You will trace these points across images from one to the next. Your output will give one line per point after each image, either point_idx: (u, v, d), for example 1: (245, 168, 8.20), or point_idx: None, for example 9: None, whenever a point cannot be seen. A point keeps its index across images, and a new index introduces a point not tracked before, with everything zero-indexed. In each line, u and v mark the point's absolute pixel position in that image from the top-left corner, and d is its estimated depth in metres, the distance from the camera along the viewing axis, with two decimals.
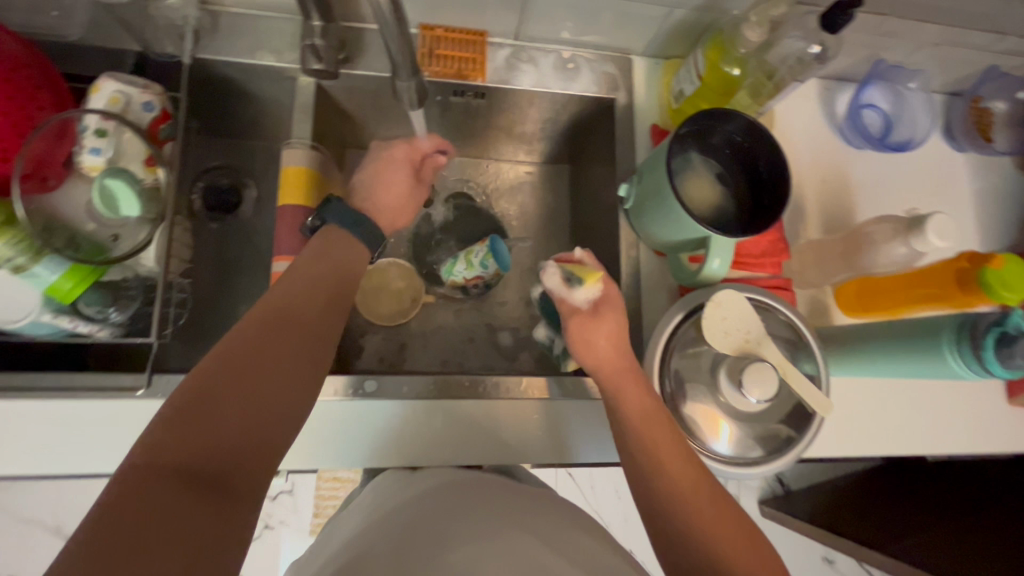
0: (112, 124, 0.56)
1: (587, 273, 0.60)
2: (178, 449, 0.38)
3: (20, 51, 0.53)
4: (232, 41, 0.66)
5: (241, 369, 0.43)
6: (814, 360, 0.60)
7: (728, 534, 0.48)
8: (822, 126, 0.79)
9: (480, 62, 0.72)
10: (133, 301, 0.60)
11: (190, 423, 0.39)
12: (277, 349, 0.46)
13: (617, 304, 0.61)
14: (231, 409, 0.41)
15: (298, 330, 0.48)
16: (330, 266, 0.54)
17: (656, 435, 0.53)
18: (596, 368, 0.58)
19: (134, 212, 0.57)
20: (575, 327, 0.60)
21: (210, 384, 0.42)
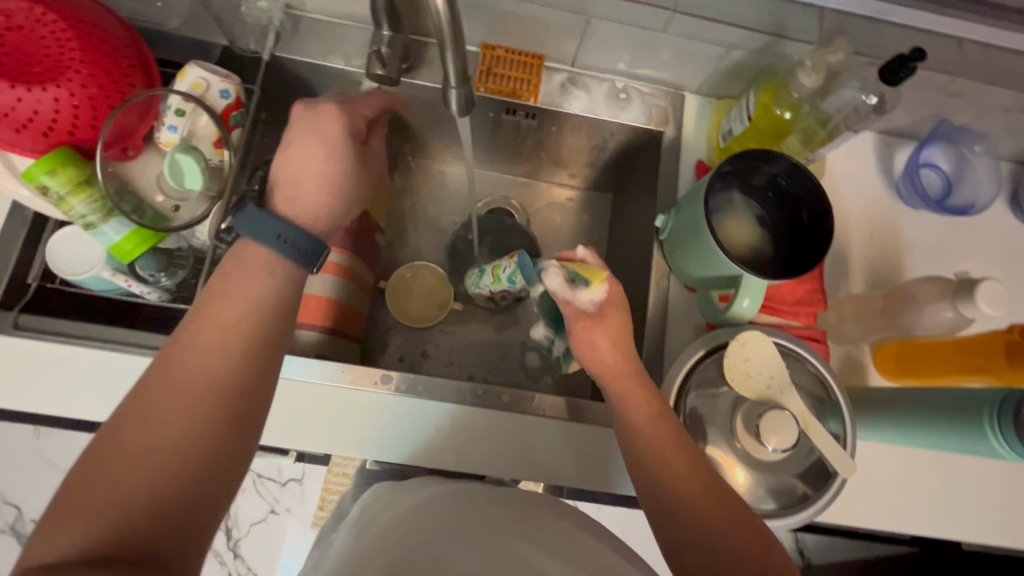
0: (191, 106, 0.60)
1: (593, 273, 0.58)
2: (87, 530, 0.36)
3: (124, 36, 0.59)
4: (310, 44, 0.71)
5: (145, 438, 0.40)
6: (840, 420, 0.58)
7: (747, 553, 0.46)
8: (876, 180, 0.77)
9: (535, 84, 0.74)
10: (183, 268, 0.65)
11: (90, 504, 0.37)
12: (184, 406, 0.42)
13: (620, 306, 0.60)
14: (135, 477, 0.39)
15: (208, 376, 0.44)
16: (245, 298, 0.49)
17: (662, 450, 0.52)
18: (599, 372, 0.58)
19: (197, 187, 0.61)
20: (580, 330, 0.59)
21: (113, 458, 0.39)
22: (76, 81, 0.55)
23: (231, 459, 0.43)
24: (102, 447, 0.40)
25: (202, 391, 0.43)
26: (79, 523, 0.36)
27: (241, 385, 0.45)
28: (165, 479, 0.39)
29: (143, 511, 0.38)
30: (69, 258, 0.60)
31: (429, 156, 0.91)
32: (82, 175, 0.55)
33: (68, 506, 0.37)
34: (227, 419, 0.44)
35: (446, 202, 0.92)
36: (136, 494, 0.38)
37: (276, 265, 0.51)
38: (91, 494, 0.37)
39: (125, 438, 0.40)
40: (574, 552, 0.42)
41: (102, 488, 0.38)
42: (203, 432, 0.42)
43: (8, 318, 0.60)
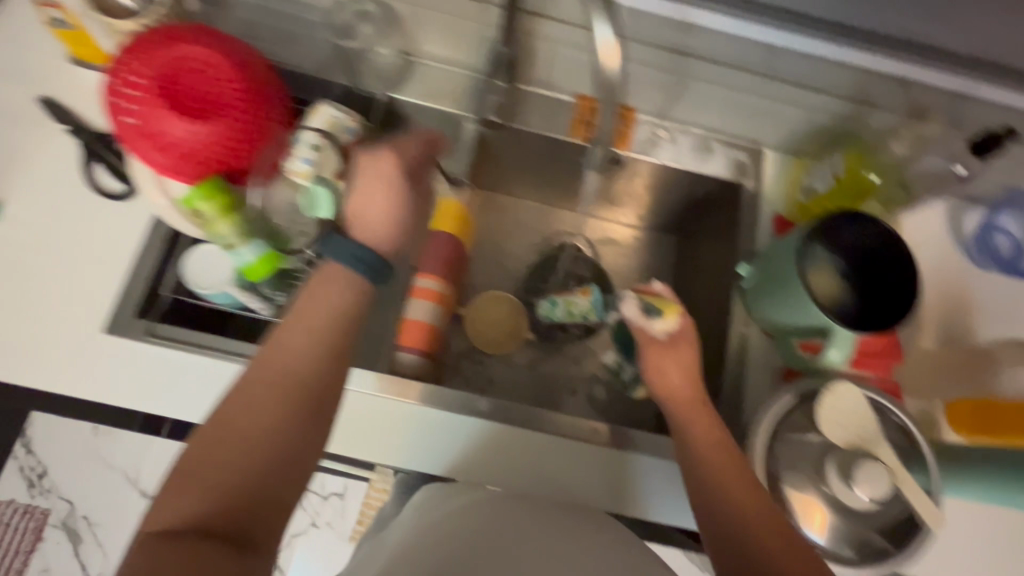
0: (325, 141, 0.66)
1: (667, 305, 0.65)
2: (189, 511, 0.42)
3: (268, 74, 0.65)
4: (421, 87, 0.77)
5: (238, 430, 0.46)
6: (926, 472, 0.60)
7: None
8: (948, 240, 0.79)
9: (625, 134, 0.79)
10: (297, 289, 0.70)
11: (194, 484, 0.43)
12: (271, 406, 0.48)
13: (692, 337, 0.64)
14: (227, 467, 0.45)
15: (302, 383, 0.49)
16: (327, 311, 0.53)
17: (728, 468, 0.55)
18: (668, 399, 0.62)
19: (328, 214, 0.66)
20: (652, 356, 0.63)
21: (211, 446, 0.45)
22: (228, 119, 0.61)
23: (304, 461, 0.48)
24: (207, 433, 0.46)
25: (296, 388, 0.49)
26: (185, 502, 0.43)
27: (325, 390, 0.50)
28: (264, 466, 0.46)
29: (235, 500, 0.44)
30: (203, 273, 0.66)
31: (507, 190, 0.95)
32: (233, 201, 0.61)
33: (183, 482, 0.44)
34: (309, 417, 0.49)
35: (520, 235, 0.96)
36: (236, 477, 0.44)
37: (350, 275, 0.55)
38: (202, 474, 0.44)
39: (222, 429, 0.46)
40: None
41: (212, 468, 0.44)
42: (293, 424, 0.48)
43: (142, 325, 0.65)
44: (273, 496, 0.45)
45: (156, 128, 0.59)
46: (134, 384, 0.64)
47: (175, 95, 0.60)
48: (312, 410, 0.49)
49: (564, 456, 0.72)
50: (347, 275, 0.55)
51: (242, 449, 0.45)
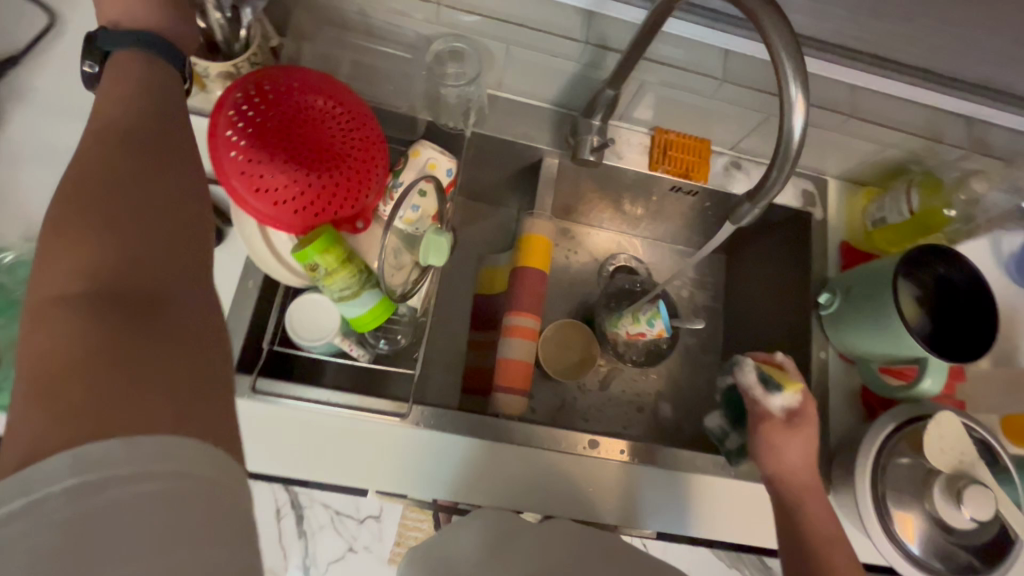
0: (431, 186, 0.66)
1: (787, 381, 0.68)
2: (85, 272, 0.35)
3: (364, 114, 0.61)
4: (504, 123, 0.77)
5: (96, 190, 0.38)
6: (1015, 487, 0.65)
7: None
8: (994, 264, 0.85)
9: (701, 166, 0.81)
10: (401, 335, 0.69)
11: (56, 244, 0.36)
12: (121, 162, 0.40)
13: (810, 417, 0.68)
14: (94, 224, 0.37)
15: (133, 138, 0.42)
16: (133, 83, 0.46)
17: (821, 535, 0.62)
18: (778, 475, 0.66)
19: (440, 259, 0.64)
20: (768, 431, 0.67)
21: (64, 211, 0.37)
22: (343, 171, 0.58)
23: (194, 223, 0.42)
24: (62, 216, 0.37)
25: (136, 140, 0.42)
26: (64, 266, 0.35)
27: (152, 136, 0.43)
28: (155, 224, 0.39)
29: (101, 243, 0.36)
30: (304, 324, 0.63)
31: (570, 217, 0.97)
32: (344, 254, 0.58)
33: (49, 254, 0.36)
34: (182, 180, 0.42)
35: (581, 261, 0.98)
36: (119, 236, 0.37)
37: (154, 62, 0.49)
38: (72, 257, 0.35)
39: (80, 188, 0.38)
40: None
41: (82, 247, 0.36)
42: (158, 176, 0.41)
43: (246, 382, 0.63)
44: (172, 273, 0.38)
45: (264, 177, 0.55)
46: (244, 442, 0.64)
47: (287, 142, 0.56)
48: (182, 170, 0.43)
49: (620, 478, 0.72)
50: (153, 59, 0.49)
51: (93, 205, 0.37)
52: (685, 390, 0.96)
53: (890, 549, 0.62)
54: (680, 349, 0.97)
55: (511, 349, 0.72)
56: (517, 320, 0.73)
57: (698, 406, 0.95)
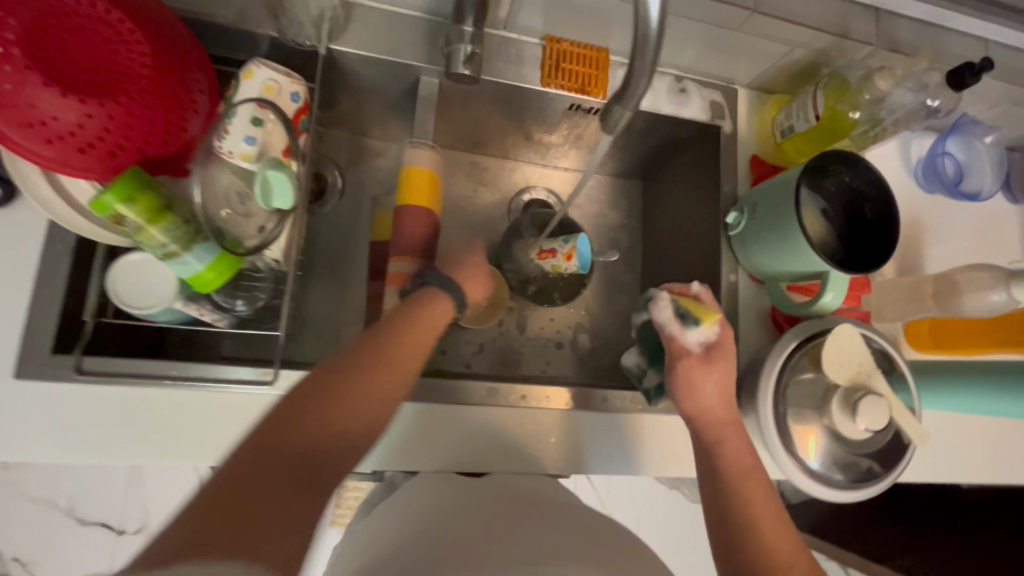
0: (267, 113, 0.55)
1: (704, 313, 0.63)
2: (277, 434, 0.44)
3: (165, 21, 0.50)
4: (370, 36, 0.66)
5: (356, 388, 0.50)
6: (908, 390, 0.65)
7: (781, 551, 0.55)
8: (904, 169, 0.83)
9: (599, 80, 0.73)
10: (259, 295, 0.60)
11: (301, 409, 0.47)
12: (375, 380, 0.51)
13: (727, 350, 0.64)
14: (339, 403, 0.48)
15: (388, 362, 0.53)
16: (424, 326, 0.58)
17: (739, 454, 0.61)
18: (697, 414, 0.62)
19: (285, 204, 0.54)
20: (685, 369, 0.63)
21: (327, 388, 0.49)
22: (137, 92, 0.46)
23: (375, 416, 0.51)
24: (314, 387, 0.49)
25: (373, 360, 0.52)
26: (282, 428, 0.45)
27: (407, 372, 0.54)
28: (363, 415, 0.49)
29: (312, 422, 0.46)
30: (132, 286, 0.54)
31: (474, 148, 0.88)
32: (161, 201, 0.48)
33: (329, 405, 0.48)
34: (405, 375, 0.54)
35: (485, 195, 0.90)
36: (337, 423, 0.47)
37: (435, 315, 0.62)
38: (301, 428, 0.45)
39: (331, 377, 0.50)
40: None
41: (315, 420, 0.46)
42: (393, 390, 0.52)
43: (69, 362, 0.53)
44: (328, 442, 0.46)
45: (35, 105, 0.43)
46: (63, 430, 0.53)
47: (55, 58, 0.43)
48: (400, 382, 0.53)
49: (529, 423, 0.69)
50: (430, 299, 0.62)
51: (355, 398, 0.49)
52: (606, 325, 0.92)
53: (788, 463, 0.62)
54: (599, 282, 0.93)
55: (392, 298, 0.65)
56: (395, 267, 0.66)
57: (618, 339, 0.92)
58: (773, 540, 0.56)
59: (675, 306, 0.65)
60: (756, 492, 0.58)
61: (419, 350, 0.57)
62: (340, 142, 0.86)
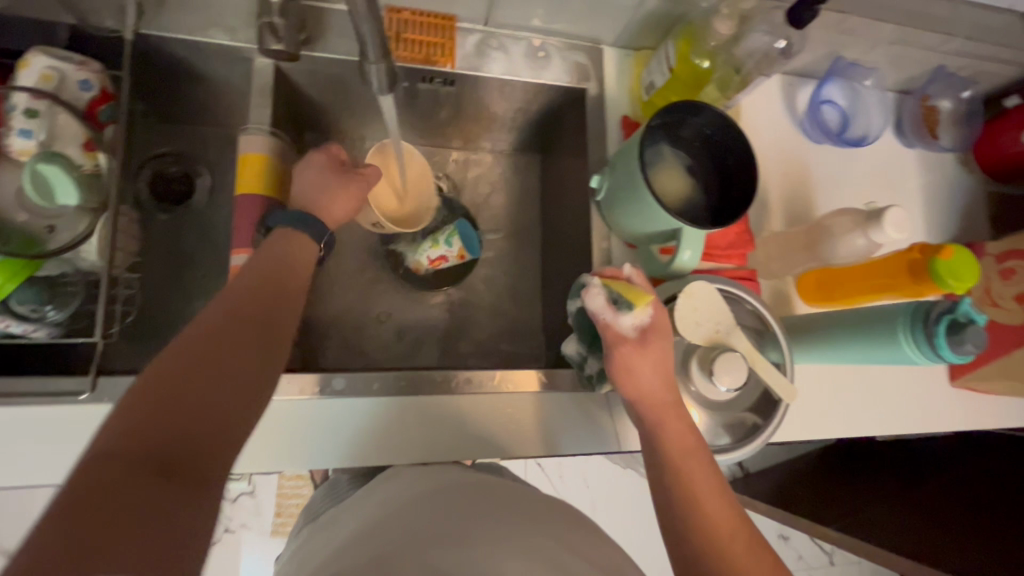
0: (44, 103, 0.52)
1: (635, 295, 0.55)
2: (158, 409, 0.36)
3: None
4: (182, 17, 0.62)
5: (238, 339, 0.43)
6: (779, 348, 0.63)
7: (717, 518, 0.48)
8: (785, 120, 0.81)
9: (447, 50, 0.70)
10: (73, 299, 0.56)
11: (178, 366, 0.39)
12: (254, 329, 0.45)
13: (666, 331, 0.56)
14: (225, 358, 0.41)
15: (261, 314, 0.46)
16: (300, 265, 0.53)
17: (669, 420, 0.53)
18: (637, 399, 0.55)
19: (72, 200, 0.52)
20: (619, 356, 0.55)
21: (198, 342, 0.41)
22: None
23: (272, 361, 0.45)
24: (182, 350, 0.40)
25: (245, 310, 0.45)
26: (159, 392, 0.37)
27: (284, 309, 0.48)
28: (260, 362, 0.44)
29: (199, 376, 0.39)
30: None
31: (348, 133, 0.83)
32: None
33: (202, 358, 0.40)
34: (287, 313, 0.49)
35: None
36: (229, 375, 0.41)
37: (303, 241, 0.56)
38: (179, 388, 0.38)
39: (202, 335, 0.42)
40: (548, 544, 0.44)
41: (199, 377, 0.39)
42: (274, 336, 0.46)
43: None
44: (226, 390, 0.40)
45: None
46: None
47: None
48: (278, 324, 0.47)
49: (402, 419, 0.65)
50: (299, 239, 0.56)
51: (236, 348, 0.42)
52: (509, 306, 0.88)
53: None
54: (499, 264, 0.88)
55: None
56: (233, 260, 0.62)
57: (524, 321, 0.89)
58: (709, 502, 0.49)
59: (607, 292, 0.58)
60: (699, 469, 0.50)
61: (297, 302, 0.51)
62: (207, 137, 0.80)
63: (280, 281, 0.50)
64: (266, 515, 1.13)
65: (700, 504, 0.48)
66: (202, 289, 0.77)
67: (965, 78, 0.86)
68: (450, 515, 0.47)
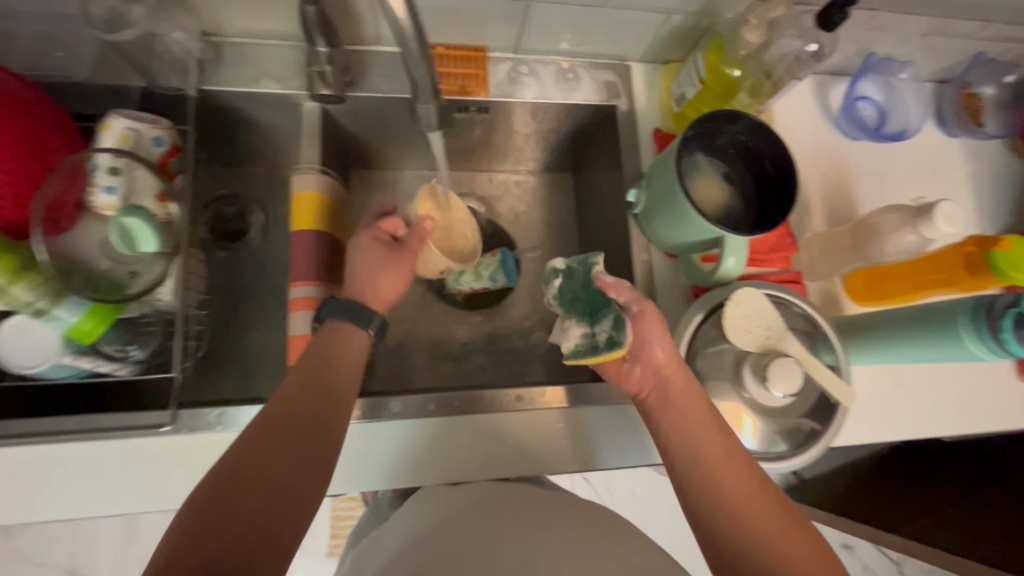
0: (124, 161, 0.56)
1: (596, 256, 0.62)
2: (211, 515, 0.41)
3: (28, 94, 0.56)
4: (238, 72, 0.67)
5: (283, 444, 0.47)
6: (833, 350, 0.61)
7: (750, 508, 0.48)
8: (819, 120, 0.80)
9: (480, 80, 0.73)
10: (152, 338, 0.61)
11: (232, 474, 0.44)
12: (300, 432, 0.48)
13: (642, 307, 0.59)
14: (270, 464, 0.45)
15: (310, 413, 0.49)
16: (352, 354, 0.56)
17: (686, 406, 0.53)
18: (655, 378, 0.54)
19: (152, 247, 0.58)
20: (647, 320, 0.54)
21: (250, 449, 0.46)
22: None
23: (317, 464, 0.48)
24: (236, 458, 0.45)
25: (292, 411, 0.49)
26: (214, 499, 0.42)
27: (332, 406, 0.51)
28: (304, 465, 0.47)
29: (247, 484, 0.44)
30: (21, 351, 0.56)
31: (389, 164, 0.86)
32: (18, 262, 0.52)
33: (250, 464, 0.45)
34: (336, 410, 0.51)
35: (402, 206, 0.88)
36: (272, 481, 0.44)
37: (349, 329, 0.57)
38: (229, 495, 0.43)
39: (253, 441, 0.46)
40: (606, 548, 0.46)
41: (246, 485, 0.43)
42: (318, 439, 0.49)
43: None
44: (269, 497, 0.44)
45: None
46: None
47: None
48: (325, 423, 0.50)
49: (453, 437, 0.67)
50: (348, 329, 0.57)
51: (282, 453, 0.46)
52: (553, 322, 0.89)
53: None
54: (541, 282, 0.89)
55: (292, 324, 0.65)
56: (293, 292, 0.66)
57: None
58: (731, 485, 0.49)
59: (582, 264, 0.63)
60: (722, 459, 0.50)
61: (347, 394, 0.53)
62: (260, 178, 0.85)
63: (332, 374, 0.53)
64: (323, 538, 1.15)
65: (735, 495, 0.48)
66: (259, 321, 0.81)
67: (1007, 62, 0.83)
68: (510, 526, 0.48)
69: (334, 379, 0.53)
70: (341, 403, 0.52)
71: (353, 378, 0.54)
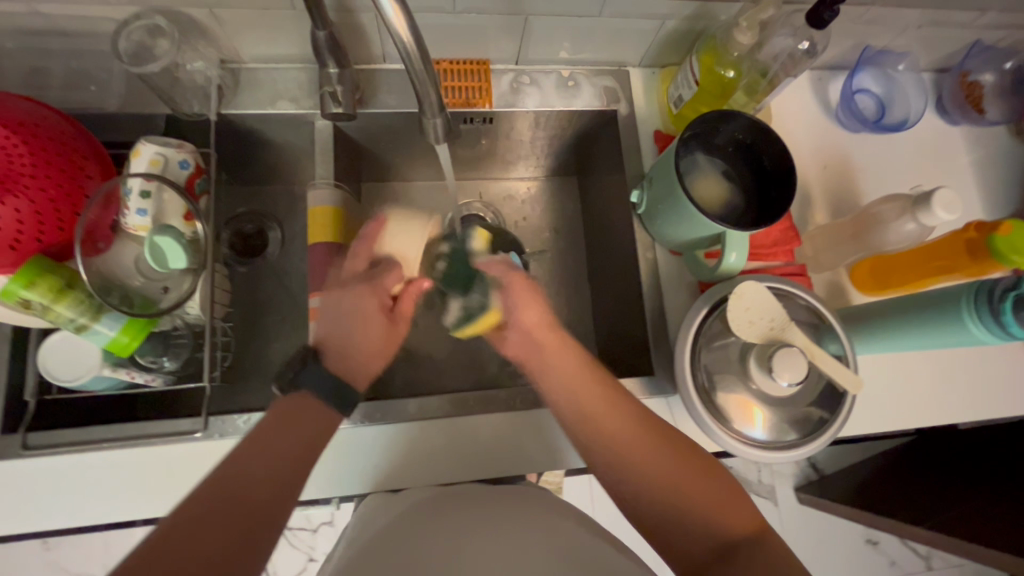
0: (154, 184, 0.59)
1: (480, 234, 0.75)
2: None
3: (66, 126, 0.60)
4: (255, 96, 0.71)
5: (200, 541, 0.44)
6: (838, 340, 0.62)
7: (622, 442, 0.55)
8: (818, 114, 0.82)
9: (484, 91, 0.76)
10: (183, 349, 0.65)
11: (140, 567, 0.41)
12: (224, 526, 0.45)
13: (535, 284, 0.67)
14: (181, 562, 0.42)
15: (241, 507, 0.47)
16: (302, 436, 0.53)
17: (562, 362, 0.61)
18: (528, 333, 0.64)
19: (180, 263, 0.60)
20: (514, 285, 0.65)
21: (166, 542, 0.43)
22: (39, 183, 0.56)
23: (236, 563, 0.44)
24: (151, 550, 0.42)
25: (221, 501, 0.46)
26: None
27: (269, 497, 0.48)
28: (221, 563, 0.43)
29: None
30: (61, 366, 0.59)
31: (399, 177, 0.89)
32: (62, 281, 0.56)
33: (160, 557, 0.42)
34: (272, 504, 0.48)
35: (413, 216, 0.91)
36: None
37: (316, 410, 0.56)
38: None
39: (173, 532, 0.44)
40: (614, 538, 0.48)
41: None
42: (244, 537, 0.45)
43: (15, 441, 0.60)
44: None
45: None
46: (41, 504, 0.61)
47: None
48: (255, 520, 0.47)
49: (470, 436, 0.69)
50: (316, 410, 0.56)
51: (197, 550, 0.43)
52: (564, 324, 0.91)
53: (726, 434, 0.60)
54: (550, 284, 0.91)
55: None
56: (312, 302, 0.69)
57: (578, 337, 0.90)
58: (609, 426, 0.56)
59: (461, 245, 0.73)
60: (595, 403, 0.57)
61: (288, 487, 0.50)
62: (277, 195, 0.89)
63: (276, 459, 0.51)
64: None
65: (616, 443, 0.55)
66: (281, 331, 0.84)
67: (1005, 49, 0.84)
68: (526, 519, 0.50)
69: (277, 467, 0.50)
70: (280, 496, 0.49)
71: (296, 466, 0.51)
